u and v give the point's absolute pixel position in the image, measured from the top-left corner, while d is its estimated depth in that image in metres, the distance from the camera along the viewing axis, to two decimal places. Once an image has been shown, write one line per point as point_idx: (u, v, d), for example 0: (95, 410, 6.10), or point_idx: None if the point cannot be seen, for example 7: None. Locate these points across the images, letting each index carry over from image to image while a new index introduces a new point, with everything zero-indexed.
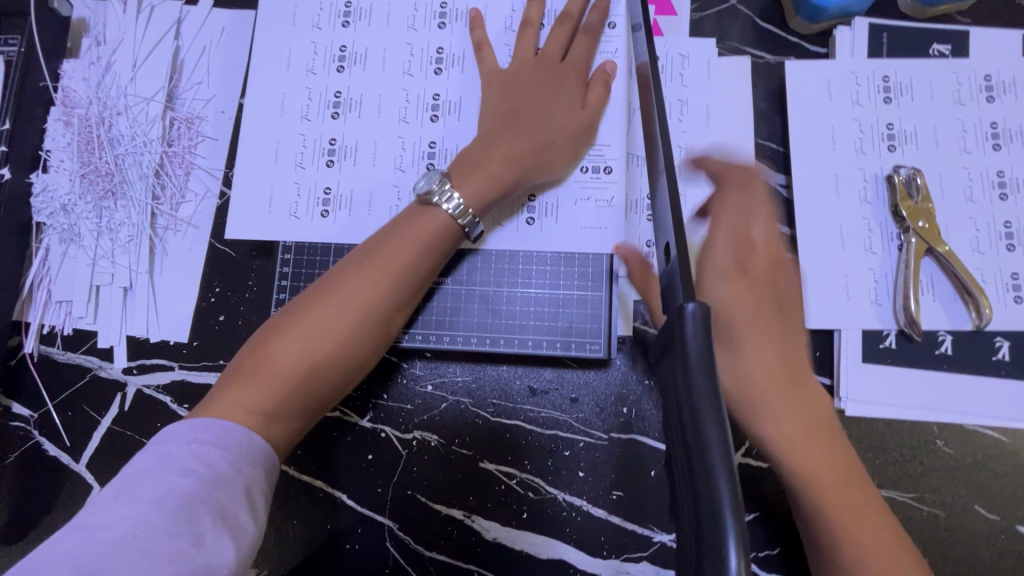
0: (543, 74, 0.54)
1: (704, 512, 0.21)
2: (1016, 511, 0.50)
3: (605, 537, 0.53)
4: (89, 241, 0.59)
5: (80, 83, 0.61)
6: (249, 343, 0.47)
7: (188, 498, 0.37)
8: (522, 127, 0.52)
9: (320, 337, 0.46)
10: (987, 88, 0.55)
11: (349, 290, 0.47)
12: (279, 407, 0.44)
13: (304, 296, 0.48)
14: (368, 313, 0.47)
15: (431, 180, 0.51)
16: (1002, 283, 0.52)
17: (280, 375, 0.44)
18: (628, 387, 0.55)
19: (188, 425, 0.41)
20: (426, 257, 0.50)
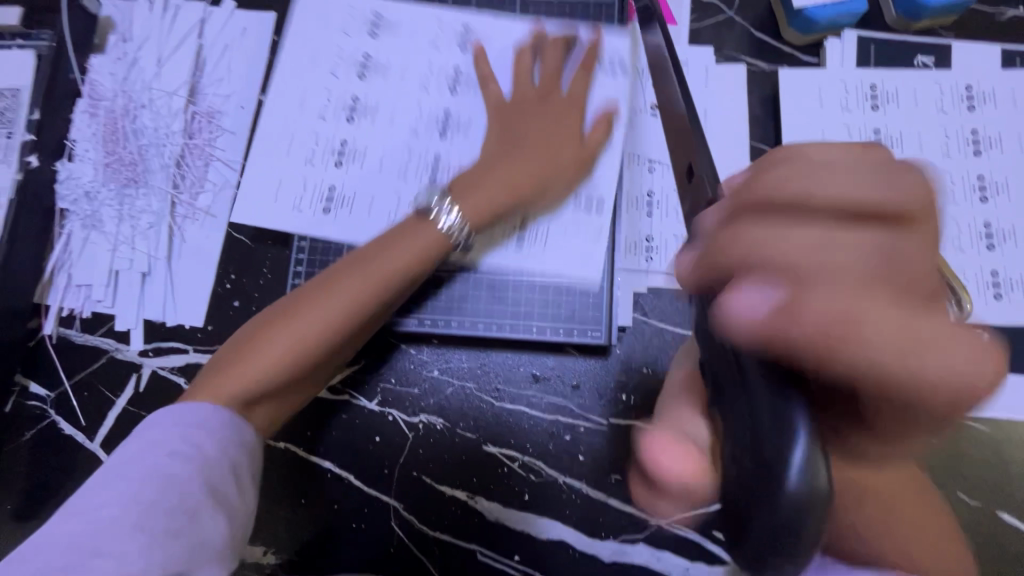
0: (545, 107, 0.58)
1: (764, 414, 0.26)
2: (997, 497, 0.52)
3: (604, 519, 0.55)
4: (111, 227, 0.61)
5: (106, 77, 0.64)
6: (241, 335, 0.50)
7: (177, 479, 0.41)
8: (523, 152, 0.56)
9: (304, 339, 0.48)
10: (968, 98, 0.58)
11: (339, 292, 0.49)
12: (258, 398, 0.48)
13: (296, 295, 0.50)
14: (349, 321, 0.49)
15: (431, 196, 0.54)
16: (983, 281, 0.55)
17: (259, 372, 0.47)
18: (630, 374, 0.57)
19: (170, 413, 0.45)
20: (416, 269, 0.52)
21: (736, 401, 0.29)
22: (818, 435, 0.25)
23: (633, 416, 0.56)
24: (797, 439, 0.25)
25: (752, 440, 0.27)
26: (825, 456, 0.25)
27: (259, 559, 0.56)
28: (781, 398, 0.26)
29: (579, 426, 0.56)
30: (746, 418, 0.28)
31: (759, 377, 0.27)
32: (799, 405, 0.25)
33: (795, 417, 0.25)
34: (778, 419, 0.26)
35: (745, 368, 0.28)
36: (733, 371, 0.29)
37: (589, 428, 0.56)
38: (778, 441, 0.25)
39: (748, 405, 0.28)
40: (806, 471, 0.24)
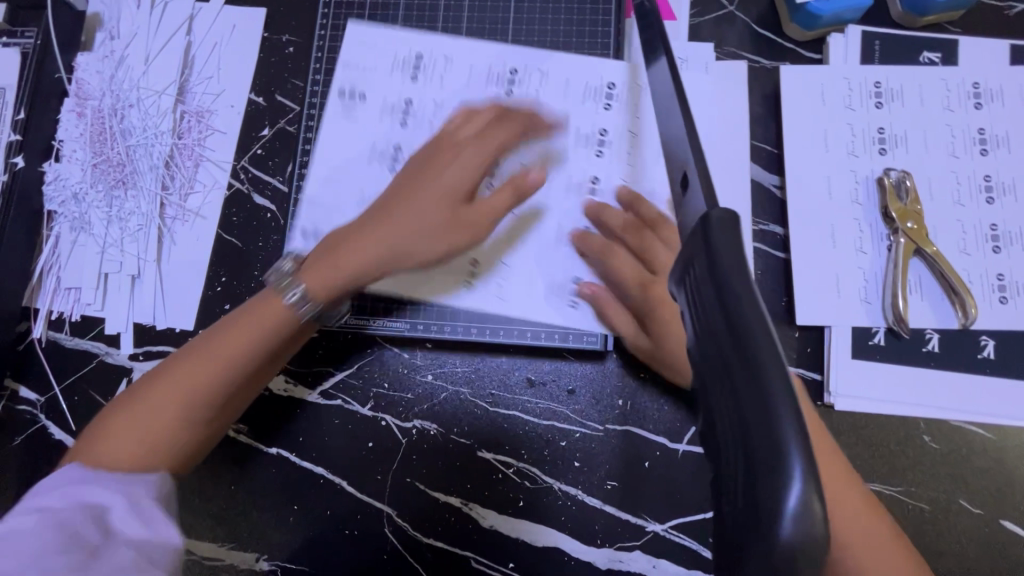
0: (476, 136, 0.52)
1: (755, 431, 0.19)
2: (999, 505, 0.51)
3: (600, 526, 0.54)
4: (100, 230, 0.60)
5: (94, 75, 0.62)
6: (125, 392, 0.46)
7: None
8: (428, 187, 0.50)
9: (194, 382, 0.45)
10: (975, 96, 0.57)
11: (228, 335, 0.47)
12: (142, 455, 0.44)
13: (183, 347, 0.47)
14: (209, 389, 0.46)
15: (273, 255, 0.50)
16: (988, 284, 0.54)
17: (149, 432, 0.44)
18: (627, 379, 0.56)
19: (63, 477, 0.41)
20: (338, 285, 0.49)
21: (715, 402, 0.22)
22: (815, 464, 0.18)
23: (630, 422, 0.55)
24: (794, 467, 0.18)
25: (738, 457, 0.20)
26: (823, 489, 0.18)
27: (251, 566, 0.56)
28: (770, 413, 0.19)
29: (575, 432, 0.55)
30: (728, 428, 0.21)
31: (737, 372, 0.20)
32: (789, 424, 0.19)
33: (785, 434, 0.19)
34: (771, 439, 0.19)
35: (729, 361, 0.21)
36: (713, 363, 0.22)
37: (585, 434, 0.55)
38: (770, 467, 0.19)
39: (735, 411, 0.20)
40: (803, 508, 0.18)
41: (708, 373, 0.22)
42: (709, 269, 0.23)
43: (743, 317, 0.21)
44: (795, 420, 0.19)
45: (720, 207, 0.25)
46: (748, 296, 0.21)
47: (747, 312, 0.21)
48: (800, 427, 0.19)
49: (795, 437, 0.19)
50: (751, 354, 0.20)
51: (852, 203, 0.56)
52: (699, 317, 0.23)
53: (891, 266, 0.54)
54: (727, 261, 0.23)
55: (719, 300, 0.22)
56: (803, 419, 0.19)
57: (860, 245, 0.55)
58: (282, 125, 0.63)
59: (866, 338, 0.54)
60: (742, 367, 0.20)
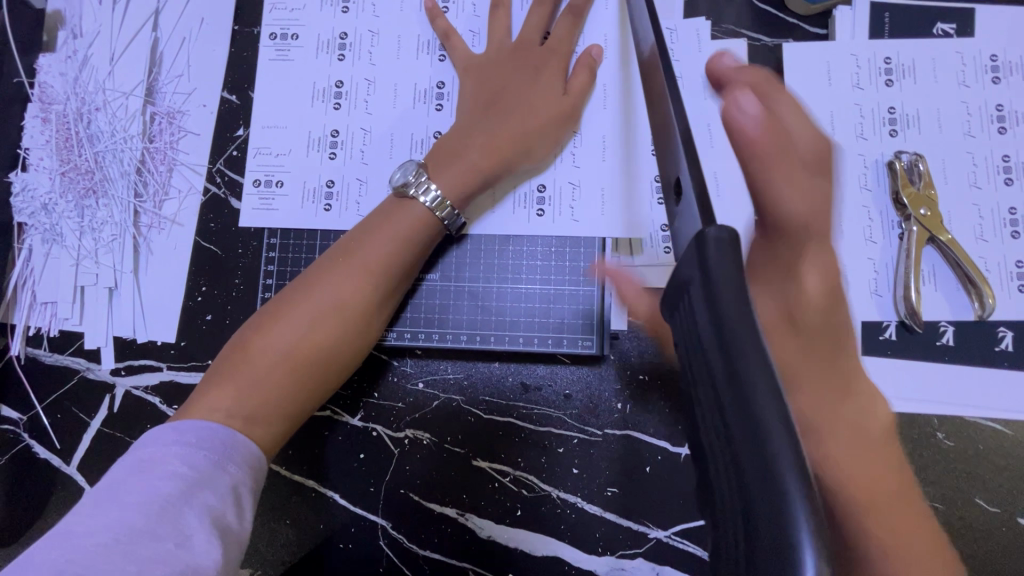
0: (524, 59, 0.54)
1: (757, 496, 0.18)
2: (1017, 503, 0.49)
3: (600, 533, 0.52)
4: (72, 241, 0.58)
5: (57, 78, 0.59)
6: (227, 347, 0.46)
7: (170, 500, 0.36)
8: (511, 108, 0.52)
9: (305, 334, 0.45)
10: (993, 69, 0.53)
11: (327, 287, 0.47)
12: (261, 408, 0.43)
13: (277, 301, 0.47)
14: (343, 324, 0.47)
15: (406, 171, 0.51)
16: (1007, 271, 0.51)
17: (261, 384, 0.43)
18: (624, 382, 0.54)
19: (170, 429, 0.40)
20: (404, 250, 0.49)
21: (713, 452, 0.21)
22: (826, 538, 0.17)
23: (630, 427, 0.53)
24: (801, 536, 0.17)
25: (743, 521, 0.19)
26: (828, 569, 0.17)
27: None
28: (772, 477, 0.18)
29: (573, 438, 0.53)
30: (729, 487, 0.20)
31: (740, 432, 0.20)
32: (795, 490, 0.18)
33: (791, 500, 0.18)
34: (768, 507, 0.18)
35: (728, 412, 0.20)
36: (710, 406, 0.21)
37: (583, 440, 0.53)
38: (775, 532, 0.18)
39: (736, 468, 0.20)
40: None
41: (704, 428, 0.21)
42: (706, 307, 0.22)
43: (746, 367, 0.20)
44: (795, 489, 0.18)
45: (717, 225, 0.24)
46: (751, 339, 0.21)
47: (750, 362, 0.20)
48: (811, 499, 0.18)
49: (802, 505, 0.18)
50: (749, 408, 0.20)
51: (861, 189, 0.53)
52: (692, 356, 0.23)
53: (903, 256, 0.51)
54: (729, 299, 0.22)
55: (719, 343, 0.21)
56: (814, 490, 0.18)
57: (869, 234, 0.52)
58: None
59: (877, 333, 0.51)
60: (742, 422, 0.20)
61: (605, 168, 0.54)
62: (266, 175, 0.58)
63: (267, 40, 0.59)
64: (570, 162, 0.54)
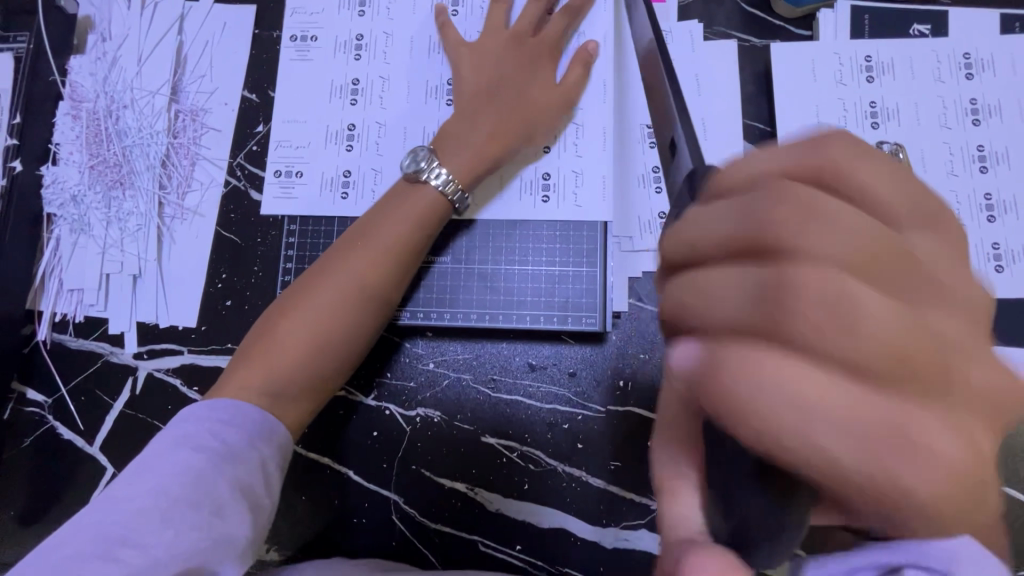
0: (524, 52, 0.58)
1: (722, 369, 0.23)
2: (1000, 472, 0.52)
3: (604, 506, 0.54)
4: (99, 231, 0.61)
5: (87, 78, 0.63)
6: (252, 331, 0.48)
7: (205, 473, 0.38)
8: (511, 97, 0.56)
9: (326, 313, 0.48)
10: (966, 66, 0.57)
11: (346, 269, 0.49)
12: (287, 383, 0.45)
13: (298, 284, 0.50)
14: (361, 302, 0.49)
15: (416, 158, 0.54)
16: (984, 253, 0.54)
17: (287, 363, 0.46)
18: (626, 361, 0.56)
19: (204, 407, 0.42)
20: (419, 232, 0.52)
21: None
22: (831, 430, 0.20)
23: (632, 403, 0.56)
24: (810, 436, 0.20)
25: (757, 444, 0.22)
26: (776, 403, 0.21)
27: (262, 557, 0.56)
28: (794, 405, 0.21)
29: (577, 415, 0.56)
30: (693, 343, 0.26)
31: None
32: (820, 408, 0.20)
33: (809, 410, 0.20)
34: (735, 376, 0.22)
35: None
36: None
37: (587, 416, 0.56)
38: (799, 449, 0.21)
39: None
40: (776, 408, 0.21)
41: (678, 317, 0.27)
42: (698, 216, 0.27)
43: None
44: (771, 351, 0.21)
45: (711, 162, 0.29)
46: None
47: None
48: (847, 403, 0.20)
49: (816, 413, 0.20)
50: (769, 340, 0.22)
51: None
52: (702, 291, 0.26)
53: None
54: None
55: None
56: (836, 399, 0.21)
57: None
58: None
59: None
60: None
61: (604, 156, 0.58)
62: (286, 167, 0.61)
63: (286, 42, 0.63)
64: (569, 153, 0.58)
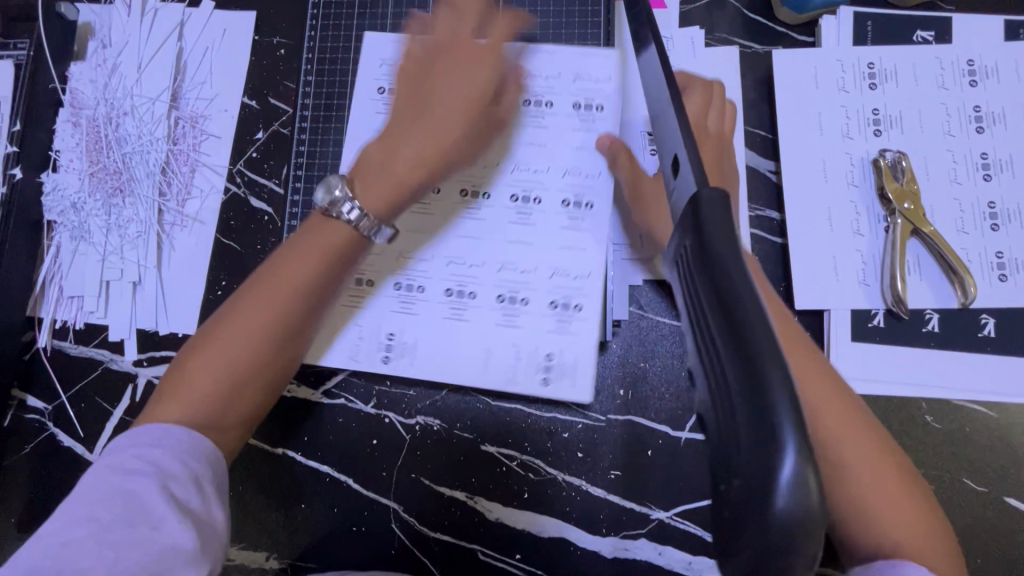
0: (451, 56, 0.50)
1: (748, 430, 0.20)
2: (1003, 483, 0.52)
3: (604, 515, 0.54)
4: (99, 238, 0.61)
5: (87, 85, 0.63)
6: (172, 365, 0.47)
7: (136, 495, 0.37)
8: (438, 116, 0.49)
9: (233, 353, 0.45)
10: (970, 73, 0.57)
11: (254, 304, 0.46)
12: (201, 424, 0.43)
13: (212, 319, 0.47)
14: (271, 341, 0.46)
15: (329, 187, 0.47)
16: (987, 262, 0.54)
17: (200, 399, 0.44)
18: (626, 368, 0.56)
19: (127, 434, 0.41)
20: (336, 266, 0.48)
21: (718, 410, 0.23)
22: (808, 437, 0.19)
23: (632, 412, 0.55)
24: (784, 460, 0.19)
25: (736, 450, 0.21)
26: (816, 462, 0.19)
27: (262, 564, 0.56)
28: (768, 428, 0.20)
29: (577, 423, 0.56)
30: (721, 387, 0.22)
31: (741, 395, 0.21)
32: (790, 434, 0.19)
33: (782, 434, 0.19)
34: (758, 440, 0.20)
35: (727, 363, 0.22)
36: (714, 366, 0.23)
37: (587, 425, 0.56)
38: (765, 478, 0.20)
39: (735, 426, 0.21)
40: (794, 484, 0.19)
41: (706, 354, 0.23)
42: (700, 251, 0.24)
43: (751, 328, 0.21)
44: (796, 428, 0.19)
45: (711, 186, 0.25)
46: (745, 284, 0.22)
47: (756, 323, 0.21)
48: (799, 419, 0.20)
49: (791, 435, 0.19)
50: (753, 364, 0.20)
51: (848, 185, 0.56)
52: (703, 329, 0.24)
53: (889, 248, 0.54)
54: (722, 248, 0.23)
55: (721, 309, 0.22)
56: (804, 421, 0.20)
57: (857, 228, 0.55)
58: (276, 127, 0.63)
59: (866, 320, 0.54)
60: (748, 385, 0.20)
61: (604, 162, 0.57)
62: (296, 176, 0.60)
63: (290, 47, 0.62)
64: (560, 169, 0.57)
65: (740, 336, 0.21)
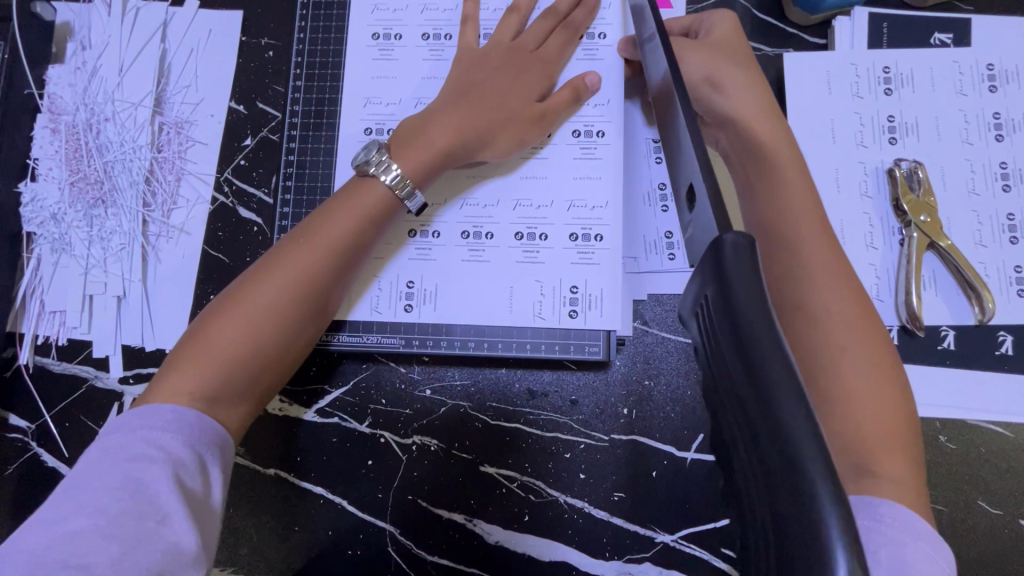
0: (512, 56, 0.55)
1: (793, 536, 0.19)
2: (1020, 505, 0.50)
3: (607, 538, 0.52)
4: (81, 250, 0.58)
5: (66, 89, 0.60)
6: (189, 329, 0.44)
7: (142, 482, 0.36)
8: (475, 96, 0.53)
9: (262, 315, 0.43)
10: (989, 78, 0.54)
11: (287, 265, 0.45)
12: (223, 391, 0.42)
13: (239, 279, 0.46)
14: (302, 302, 0.45)
15: (369, 150, 0.50)
16: (1006, 276, 0.52)
17: (223, 364, 0.42)
18: (630, 387, 0.54)
19: (136, 415, 0.39)
20: (367, 231, 0.48)
21: (747, 488, 0.21)
22: (857, 542, 0.18)
23: (637, 432, 0.54)
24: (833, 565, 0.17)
25: (773, 534, 0.20)
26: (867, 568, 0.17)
27: None
28: (811, 529, 0.18)
29: (579, 444, 0.54)
30: (753, 473, 0.21)
31: (780, 483, 0.19)
32: (837, 536, 0.18)
33: (828, 536, 0.18)
34: (803, 547, 0.18)
35: (760, 441, 0.20)
36: (743, 442, 0.21)
37: (590, 445, 0.54)
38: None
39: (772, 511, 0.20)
40: None
41: (733, 431, 0.22)
42: (724, 313, 0.23)
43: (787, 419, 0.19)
44: (843, 531, 0.18)
45: (734, 233, 0.24)
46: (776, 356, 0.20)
47: (790, 413, 0.19)
48: (845, 519, 0.18)
49: (838, 538, 0.18)
50: (790, 453, 0.19)
51: (861, 196, 0.54)
52: (728, 400, 0.22)
53: (904, 262, 0.52)
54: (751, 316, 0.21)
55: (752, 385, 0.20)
56: (850, 520, 0.18)
57: (870, 240, 0.53)
58: (264, 134, 0.60)
59: None
60: (785, 474, 0.19)
61: (610, 173, 0.55)
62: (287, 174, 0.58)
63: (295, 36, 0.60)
64: (570, 148, 0.56)
65: (775, 418, 0.19)
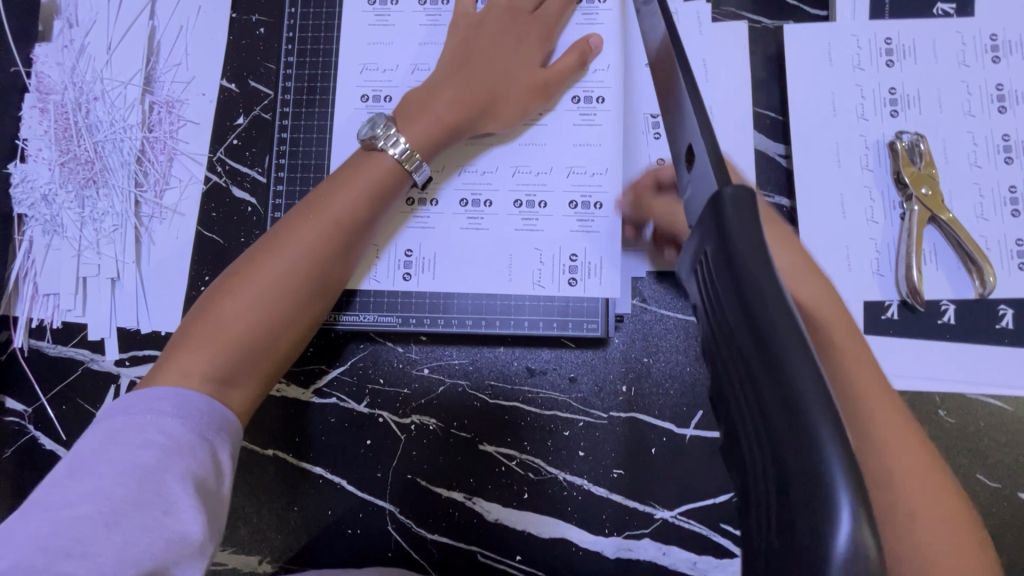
0: (510, 23, 0.54)
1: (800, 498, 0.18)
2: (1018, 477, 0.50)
3: (607, 515, 0.53)
4: (73, 232, 0.58)
5: (54, 68, 0.59)
6: (195, 310, 0.43)
7: (151, 472, 0.35)
8: (475, 65, 0.52)
9: (273, 293, 0.43)
10: (992, 49, 0.53)
11: (294, 242, 0.45)
12: (234, 371, 0.41)
13: (243, 258, 0.45)
14: (310, 280, 0.45)
15: (374, 125, 0.49)
16: (1007, 250, 0.51)
17: (234, 344, 0.42)
18: (629, 364, 0.54)
19: (139, 397, 0.38)
20: (372, 208, 0.48)
21: (750, 440, 0.21)
22: (864, 495, 0.17)
23: (636, 409, 0.53)
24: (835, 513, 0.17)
25: (778, 483, 0.19)
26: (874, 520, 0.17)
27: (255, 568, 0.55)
28: (816, 478, 0.18)
29: (578, 421, 0.54)
30: (757, 429, 0.20)
31: (783, 432, 0.19)
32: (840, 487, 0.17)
33: (832, 486, 0.17)
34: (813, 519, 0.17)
35: (762, 388, 0.20)
36: (747, 391, 0.21)
37: (589, 423, 0.54)
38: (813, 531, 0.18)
39: (775, 456, 0.19)
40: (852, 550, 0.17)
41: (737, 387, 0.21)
42: (724, 261, 0.22)
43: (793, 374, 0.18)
44: (849, 487, 0.17)
45: (733, 183, 0.23)
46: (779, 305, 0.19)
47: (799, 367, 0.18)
48: (853, 472, 0.17)
49: (845, 491, 0.17)
50: (792, 405, 0.18)
51: (862, 169, 0.53)
52: (731, 349, 0.22)
53: (904, 236, 0.51)
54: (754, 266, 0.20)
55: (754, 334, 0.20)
56: (857, 470, 0.18)
57: (871, 215, 0.53)
58: (256, 112, 0.59)
59: (879, 313, 0.52)
60: (789, 426, 0.18)
61: (608, 150, 0.55)
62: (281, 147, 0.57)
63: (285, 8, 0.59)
64: (570, 115, 0.55)
65: (784, 383, 0.19)
